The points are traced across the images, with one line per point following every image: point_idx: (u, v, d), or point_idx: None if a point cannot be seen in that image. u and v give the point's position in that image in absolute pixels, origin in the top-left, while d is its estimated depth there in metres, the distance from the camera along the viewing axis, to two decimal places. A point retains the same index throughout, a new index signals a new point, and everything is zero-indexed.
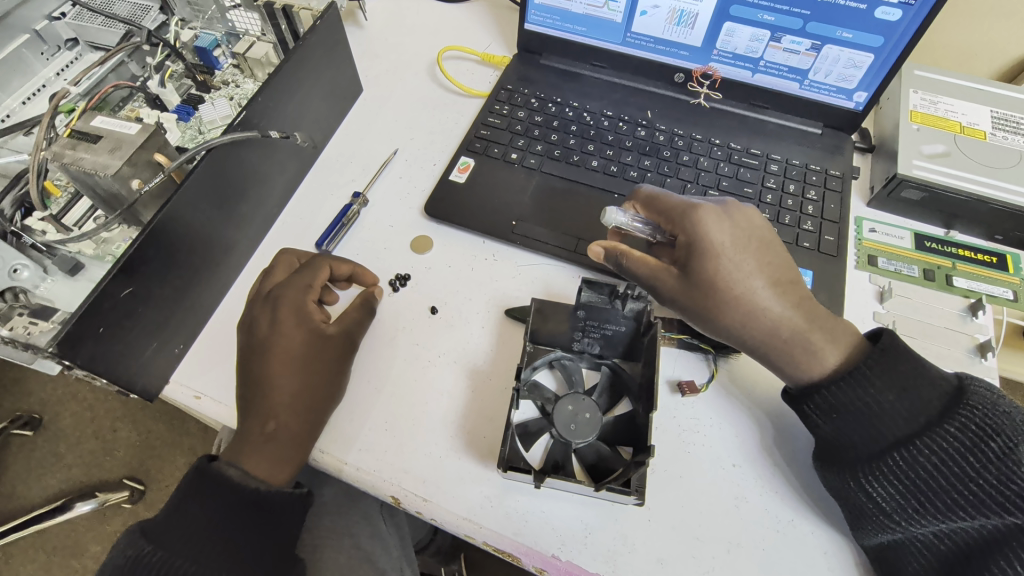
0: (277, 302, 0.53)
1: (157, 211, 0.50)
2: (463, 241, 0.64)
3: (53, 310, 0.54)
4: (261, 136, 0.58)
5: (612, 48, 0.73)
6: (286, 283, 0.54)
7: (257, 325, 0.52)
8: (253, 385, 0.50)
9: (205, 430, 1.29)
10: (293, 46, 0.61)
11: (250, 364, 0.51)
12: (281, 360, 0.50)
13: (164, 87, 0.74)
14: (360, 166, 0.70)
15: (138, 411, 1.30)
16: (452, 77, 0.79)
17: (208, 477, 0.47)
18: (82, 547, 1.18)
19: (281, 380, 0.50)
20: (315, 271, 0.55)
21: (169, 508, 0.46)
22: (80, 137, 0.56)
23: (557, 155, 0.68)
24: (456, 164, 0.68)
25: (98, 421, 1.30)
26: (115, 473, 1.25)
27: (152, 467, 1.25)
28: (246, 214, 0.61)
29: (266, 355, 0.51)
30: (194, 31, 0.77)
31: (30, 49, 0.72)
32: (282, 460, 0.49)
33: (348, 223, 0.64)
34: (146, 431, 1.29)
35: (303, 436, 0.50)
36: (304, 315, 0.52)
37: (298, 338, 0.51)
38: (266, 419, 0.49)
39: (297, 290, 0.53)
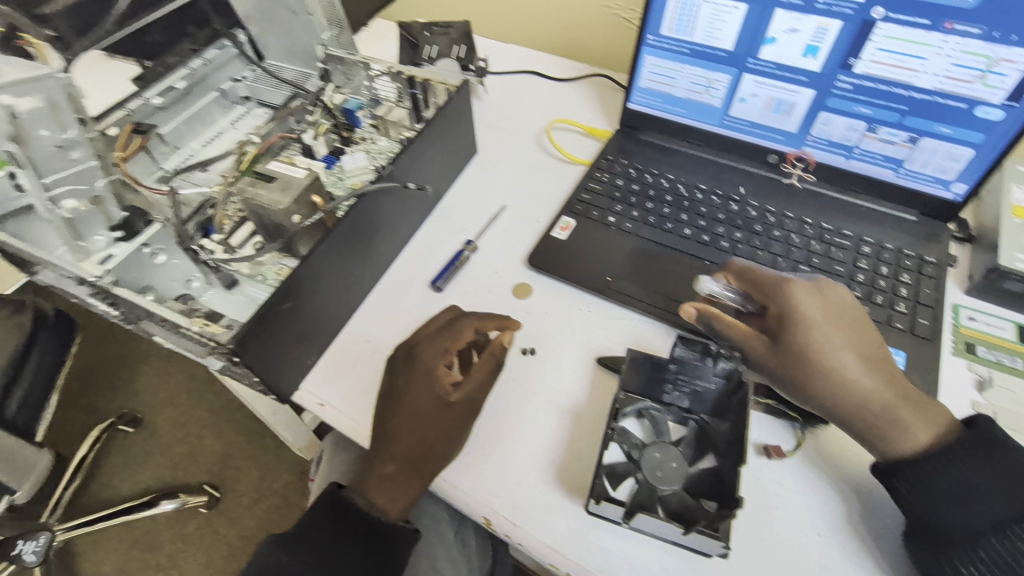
0: (414, 360, 0.57)
1: (300, 263, 0.59)
2: (562, 292, 0.70)
3: (221, 316, 0.61)
4: (401, 185, 0.68)
5: (710, 128, 0.80)
6: (429, 343, 0.58)
7: (393, 375, 0.58)
8: (381, 431, 0.56)
9: (279, 448, 1.52)
10: (433, 115, 0.72)
11: (382, 408, 0.57)
12: (415, 428, 0.54)
13: (316, 139, 0.88)
14: (471, 217, 0.79)
15: (234, 423, 1.57)
16: (559, 146, 0.88)
17: (336, 504, 0.54)
18: (159, 542, 1.39)
19: (403, 434, 0.55)
20: (457, 336, 0.58)
21: (302, 524, 0.53)
22: (258, 177, 0.68)
23: (653, 221, 0.74)
24: (558, 222, 0.75)
25: (190, 427, 1.56)
26: (197, 478, 1.47)
27: (228, 477, 1.48)
28: (377, 250, 0.70)
29: (396, 407, 0.56)
30: (344, 95, 0.91)
31: (215, 104, 0.92)
32: (393, 501, 0.55)
33: (459, 266, 0.72)
34: (229, 443, 1.53)
35: (416, 483, 0.55)
36: (434, 377, 0.56)
37: (427, 397, 0.55)
38: (387, 462, 0.55)
39: (434, 351, 0.57)
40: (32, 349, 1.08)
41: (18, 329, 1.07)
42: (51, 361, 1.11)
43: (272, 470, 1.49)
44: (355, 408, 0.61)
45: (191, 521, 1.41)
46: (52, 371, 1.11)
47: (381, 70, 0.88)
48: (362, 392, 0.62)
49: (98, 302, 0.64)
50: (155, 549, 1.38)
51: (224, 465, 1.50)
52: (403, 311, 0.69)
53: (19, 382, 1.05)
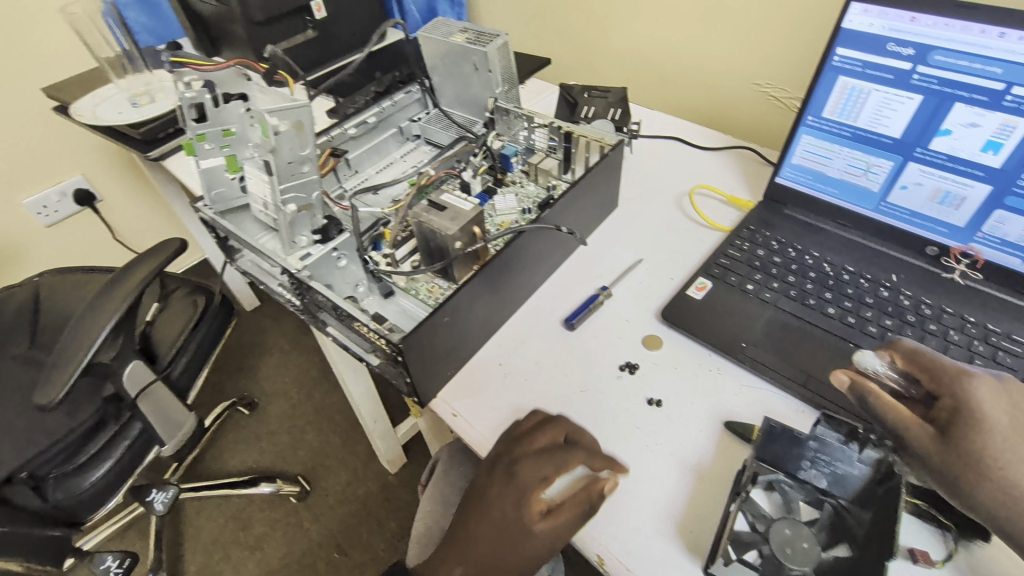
0: (509, 477, 0.54)
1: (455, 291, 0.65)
2: (692, 350, 0.71)
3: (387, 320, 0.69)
4: (555, 228, 0.74)
5: (863, 211, 0.79)
6: (530, 465, 0.54)
7: (487, 481, 0.56)
8: (460, 532, 0.55)
9: (369, 455, 1.61)
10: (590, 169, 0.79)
11: (465, 509, 0.56)
12: (484, 546, 0.53)
13: (474, 177, 0.98)
14: (607, 266, 0.83)
15: (332, 424, 1.69)
16: (700, 211, 0.90)
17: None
18: (250, 522, 1.51)
19: (477, 544, 0.53)
20: (560, 464, 0.54)
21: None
22: (432, 205, 0.77)
23: (794, 295, 0.74)
24: (694, 282, 0.77)
25: (295, 420, 1.71)
26: (293, 469, 1.59)
27: (319, 474, 1.58)
28: (521, 283, 0.76)
29: (478, 516, 0.54)
30: (502, 141, 1.01)
31: (393, 138, 1.07)
32: None
33: (593, 310, 0.76)
34: (326, 441, 1.65)
35: None
36: (521, 503, 0.52)
37: (509, 517, 0.52)
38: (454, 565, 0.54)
39: (533, 474, 0.53)
40: (202, 320, 1.25)
41: (193, 305, 1.28)
42: (213, 333, 1.28)
43: (359, 476, 1.57)
44: (484, 424, 0.66)
45: (282, 508, 1.53)
46: (211, 344, 1.27)
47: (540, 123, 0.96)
48: (492, 410, 0.67)
49: (285, 292, 0.75)
50: (246, 527, 1.50)
51: (318, 461, 1.61)
52: (535, 342, 0.74)
53: (184, 351, 1.21)
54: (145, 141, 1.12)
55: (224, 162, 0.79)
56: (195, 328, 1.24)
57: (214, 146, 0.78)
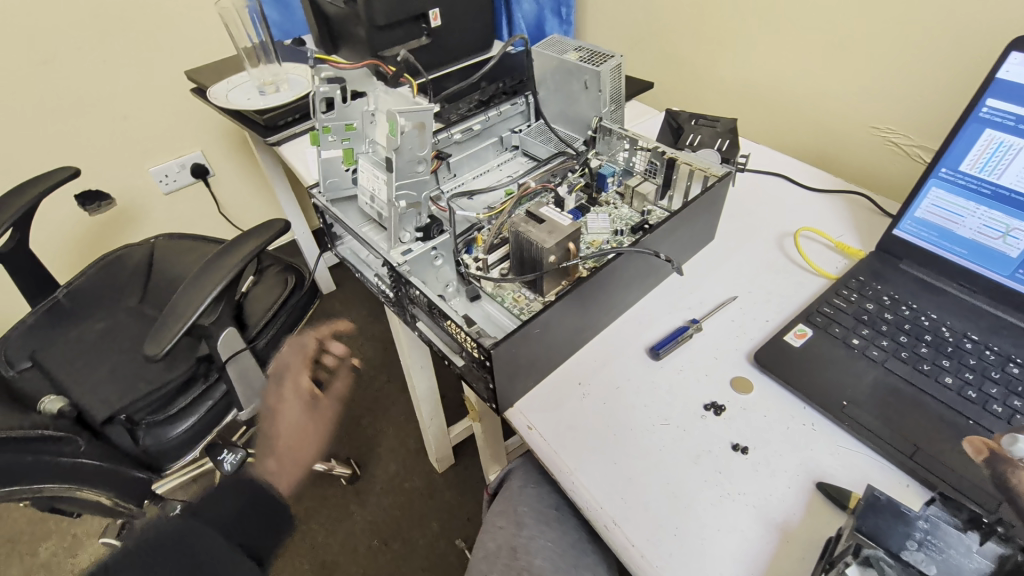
0: None
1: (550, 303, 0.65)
2: (785, 399, 0.67)
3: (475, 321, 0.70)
4: (653, 253, 0.73)
5: (996, 277, 0.72)
6: None
7: None
8: None
9: (419, 450, 1.64)
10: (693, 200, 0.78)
11: None
12: None
13: (569, 193, 0.97)
14: (697, 299, 0.81)
15: (388, 414, 1.74)
16: (806, 256, 0.86)
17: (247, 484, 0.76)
18: (301, 495, 1.58)
19: None
20: None
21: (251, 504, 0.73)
22: (530, 216, 0.78)
23: (905, 356, 0.68)
24: (794, 328, 0.73)
25: (354, 405, 1.77)
26: (347, 451, 1.65)
27: (370, 460, 1.63)
28: (609, 305, 0.75)
29: None
30: (601, 161, 1.01)
31: (492, 147, 1.10)
32: None
33: (681, 342, 0.74)
34: (381, 430, 1.70)
35: None
36: None
37: None
38: None
39: None
40: (290, 298, 1.34)
41: (284, 283, 1.36)
42: (297, 312, 1.35)
43: (407, 469, 1.61)
44: (558, 441, 0.65)
45: (332, 487, 1.58)
46: (294, 322, 1.35)
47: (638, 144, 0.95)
48: (566, 429, 0.66)
49: (381, 282, 0.79)
50: (297, 500, 1.57)
51: (371, 448, 1.66)
52: (617, 366, 0.73)
53: (272, 323, 1.29)
54: (267, 127, 1.22)
55: (342, 154, 0.84)
56: (284, 305, 1.32)
57: (336, 139, 0.83)
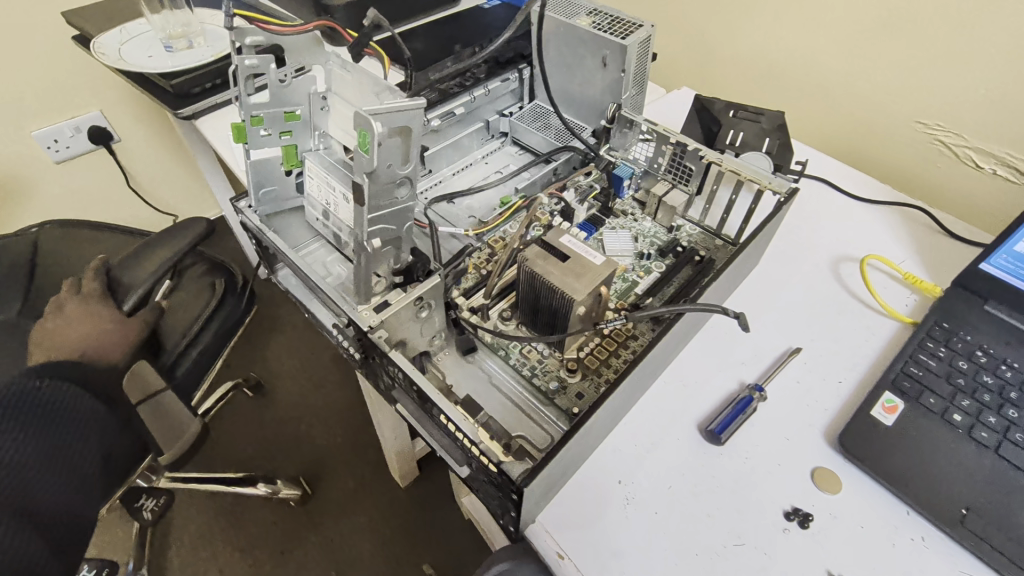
0: None
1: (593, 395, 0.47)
2: (882, 501, 0.52)
3: (479, 407, 0.51)
4: (723, 311, 0.53)
5: None
6: None
7: None
8: None
9: (378, 464, 1.34)
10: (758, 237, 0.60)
11: None
12: None
13: (579, 203, 0.77)
14: (751, 349, 0.64)
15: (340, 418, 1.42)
16: (870, 289, 0.71)
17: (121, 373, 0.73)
18: (238, 524, 1.26)
19: None
20: None
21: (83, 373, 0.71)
22: (548, 249, 0.57)
23: (1019, 439, 0.55)
24: (881, 399, 0.58)
25: (299, 409, 1.44)
26: (292, 469, 1.33)
27: (320, 479, 1.32)
28: (651, 367, 0.58)
29: None
30: (614, 159, 0.80)
31: (477, 134, 0.87)
32: None
33: (745, 418, 0.57)
34: (333, 440, 1.38)
35: None
36: None
37: None
38: None
39: None
40: (218, 312, 0.92)
41: (211, 290, 0.94)
42: (226, 331, 0.93)
43: (371, 491, 1.30)
44: None
45: (280, 509, 1.27)
46: (222, 343, 0.93)
47: (648, 135, 0.76)
48: (610, 558, 0.49)
49: (339, 336, 0.56)
50: (239, 523, 1.25)
51: (325, 459, 1.35)
52: (664, 453, 0.55)
53: (193, 343, 0.89)
54: (177, 95, 0.93)
55: (281, 154, 0.59)
56: (207, 325, 0.90)
57: (272, 133, 0.58)
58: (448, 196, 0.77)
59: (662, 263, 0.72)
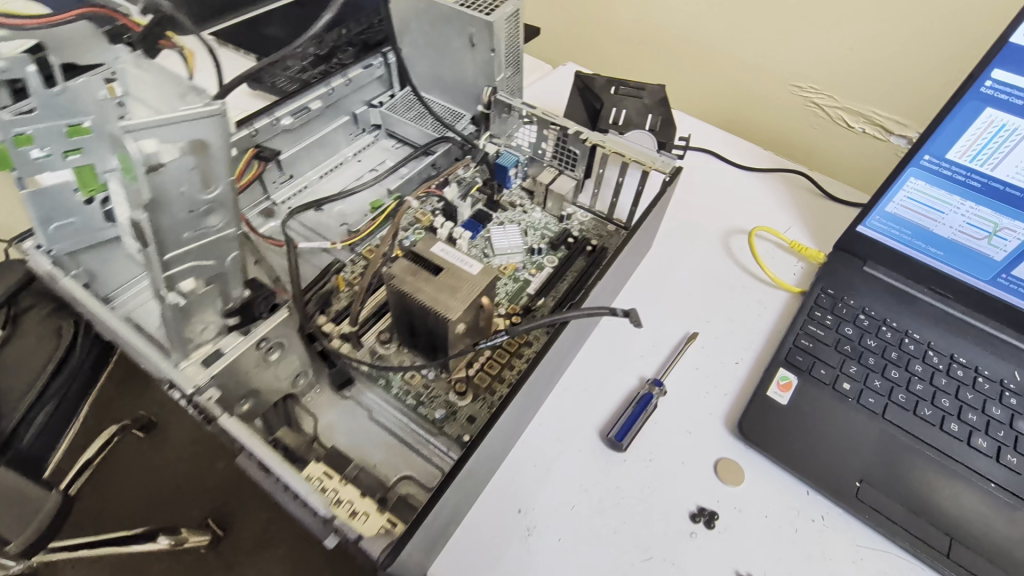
0: None
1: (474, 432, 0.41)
2: (783, 484, 0.52)
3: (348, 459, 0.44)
4: (612, 312, 0.48)
5: (975, 283, 0.62)
6: None
7: None
8: None
9: None
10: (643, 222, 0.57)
11: None
12: None
13: (462, 198, 0.70)
14: (649, 340, 0.61)
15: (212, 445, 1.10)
16: (760, 261, 0.71)
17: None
18: None
19: None
20: None
21: None
22: (418, 262, 0.50)
23: (903, 400, 0.56)
24: (776, 377, 0.57)
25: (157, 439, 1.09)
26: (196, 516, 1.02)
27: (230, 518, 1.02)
28: (546, 377, 0.53)
29: None
30: (497, 147, 0.75)
31: (344, 129, 0.77)
32: None
33: (646, 419, 0.54)
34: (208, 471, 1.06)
35: None
36: None
37: None
38: None
39: None
40: None
41: None
42: (75, 399, 0.60)
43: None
44: None
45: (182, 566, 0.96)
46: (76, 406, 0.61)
47: (530, 115, 0.69)
48: None
49: None
50: None
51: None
52: (567, 469, 0.51)
53: None
54: None
55: (74, 177, 0.48)
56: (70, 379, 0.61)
57: (49, 153, 0.46)
58: (313, 204, 0.68)
59: (555, 255, 0.67)
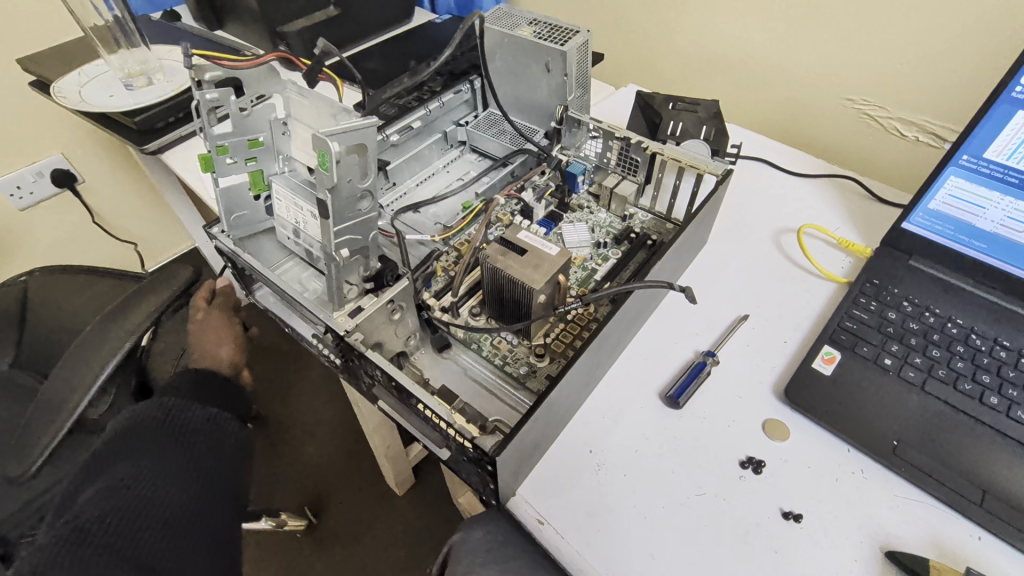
0: None
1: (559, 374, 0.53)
2: (826, 442, 0.58)
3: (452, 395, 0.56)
4: (668, 285, 0.59)
5: (1019, 273, 0.66)
6: None
7: None
8: None
9: (378, 472, 1.33)
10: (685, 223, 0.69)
11: None
12: None
13: (538, 200, 0.82)
14: (704, 319, 0.69)
15: (322, 443, 1.37)
16: (811, 257, 0.77)
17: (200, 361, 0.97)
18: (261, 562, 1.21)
19: None
20: None
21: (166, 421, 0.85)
22: (507, 245, 0.62)
23: (944, 375, 0.61)
24: (820, 352, 0.64)
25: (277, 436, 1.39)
26: (298, 499, 1.29)
27: (330, 501, 1.29)
28: (613, 346, 0.63)
29: None
30: (568, 158, 0.85)
31: (436, 145, 0.91)
32: None
33: (700, 382, 0.62)
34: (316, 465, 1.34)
35: None
36: None
37: None
38: None
39: None
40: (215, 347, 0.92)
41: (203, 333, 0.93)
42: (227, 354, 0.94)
43: (380, 507, 1.27)
44: (580, 537, 0.52)
45: (287, 542, 1.22)
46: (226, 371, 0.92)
47: (596, 131, 0.81)
48: (585, 518, 0.53)
49: (320, 345, 0.60)
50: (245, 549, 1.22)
51: (332, 486, 1.31)
52: (631, 421, 0.60)
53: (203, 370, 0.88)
54: (142, 131, 0.96)
55: (249, 179, 0.64)
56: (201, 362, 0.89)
57: (238, 160, 0.62)
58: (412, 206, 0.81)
59: (620, 250, 0.77)
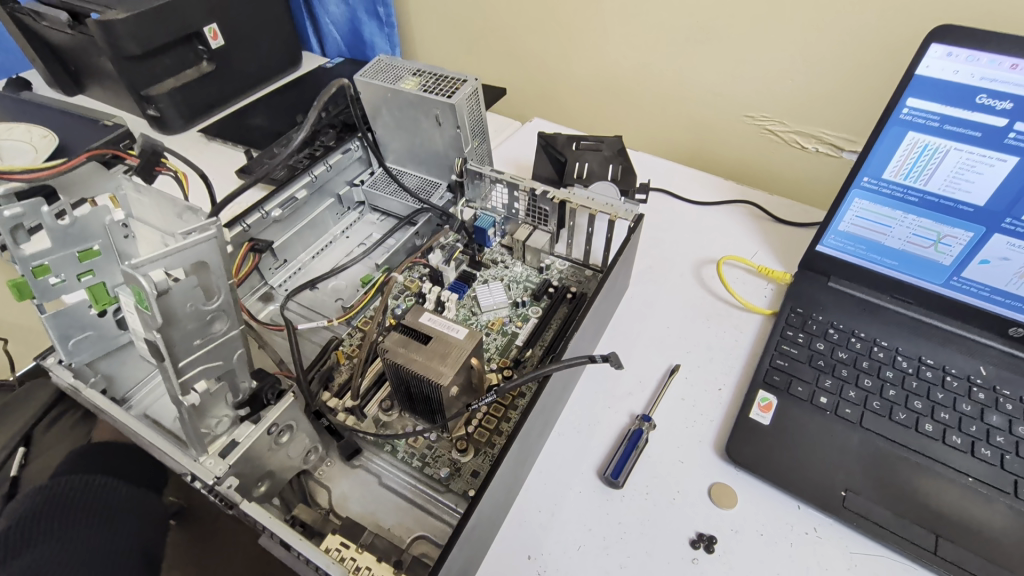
0: None
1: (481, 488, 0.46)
2: (775, 502, 0.55)
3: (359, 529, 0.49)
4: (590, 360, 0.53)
5: (930, 287, 0.66)
6: None
7: None
8: None
9: None
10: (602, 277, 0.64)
11: None
12: None
13: (447, 262, 0.75)
14: (635, 377, 0.65)
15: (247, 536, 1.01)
16: (732, 289, 0.75)
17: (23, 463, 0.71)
18: None
19: None
20: None
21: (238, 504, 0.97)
22: (408, 333, 0.55)
23: (879, 407, 0.59)
24: (756, 400, 0.60)
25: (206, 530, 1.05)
26: None
27: None
28: (541, 427, 0.56)
29: None
30: (475, 211, 0.79)
31: (330, 210, 0.83)
32: None
33: (638, 453, 0.57)
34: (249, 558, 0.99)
35: None
36: None
37: None
38: None
39: None
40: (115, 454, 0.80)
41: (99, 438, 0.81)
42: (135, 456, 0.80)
43: None
44: None
45: None
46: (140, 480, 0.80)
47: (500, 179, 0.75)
48: None
49: None
50: None
51: None
52: (571, 512, 0.54)
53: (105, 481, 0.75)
54: None
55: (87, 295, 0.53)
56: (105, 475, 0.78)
57: (65, 278, 0.51)
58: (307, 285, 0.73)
59: (539, 306, 0.72)
